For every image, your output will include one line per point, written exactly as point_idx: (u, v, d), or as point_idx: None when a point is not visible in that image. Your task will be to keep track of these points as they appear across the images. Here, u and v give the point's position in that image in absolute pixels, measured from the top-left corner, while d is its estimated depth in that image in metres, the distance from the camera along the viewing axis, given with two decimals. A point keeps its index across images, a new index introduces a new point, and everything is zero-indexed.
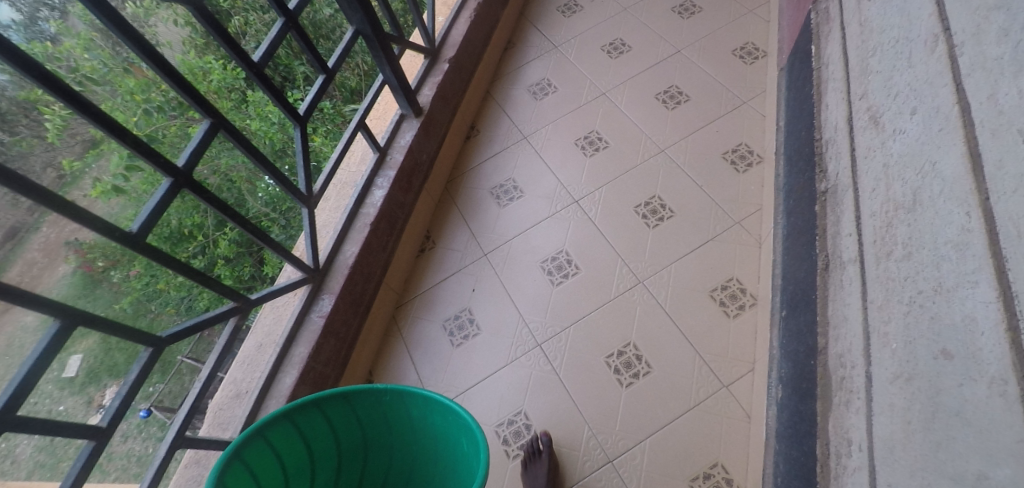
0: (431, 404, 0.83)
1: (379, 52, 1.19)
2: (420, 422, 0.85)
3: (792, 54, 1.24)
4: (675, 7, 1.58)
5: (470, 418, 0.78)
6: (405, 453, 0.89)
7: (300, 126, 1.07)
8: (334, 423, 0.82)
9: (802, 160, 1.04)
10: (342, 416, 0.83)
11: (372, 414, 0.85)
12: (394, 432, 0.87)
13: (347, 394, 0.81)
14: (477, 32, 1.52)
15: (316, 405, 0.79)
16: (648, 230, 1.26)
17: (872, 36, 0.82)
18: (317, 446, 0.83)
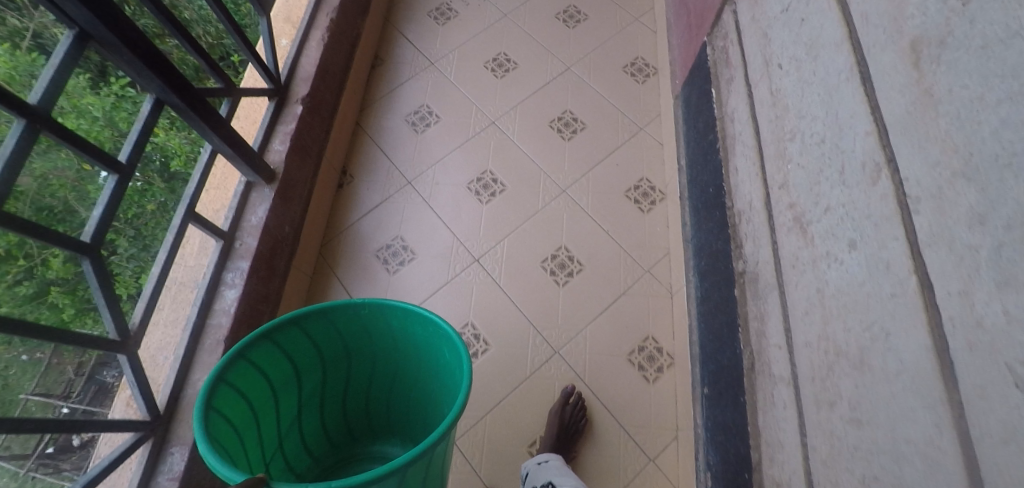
0: (408, 316, 0.84)
1: (198, 123, 0.87)
2: (399, 335, 0.88)
3: (687, 83, 1.14)
4: (559, 14, 1.42)
5: (448, 330, 0.80)
6: (386, 361, 0.92)
7: (90, 259, 0.77)
8: (316, 334, 0.84)
9: (711, 221, 0.97)
10: (323, 331, 0.84)
11: (350, 327, 0.87)
12: (373, 342, 0.89)
13: (324, 311, 0.81)
14: (335, 55, 1.23)
15: (296, 322, 0.80)
16: (557, 290, 1.14)
17: (790, 117, 0.74)
18: (301, 360, 0.85)
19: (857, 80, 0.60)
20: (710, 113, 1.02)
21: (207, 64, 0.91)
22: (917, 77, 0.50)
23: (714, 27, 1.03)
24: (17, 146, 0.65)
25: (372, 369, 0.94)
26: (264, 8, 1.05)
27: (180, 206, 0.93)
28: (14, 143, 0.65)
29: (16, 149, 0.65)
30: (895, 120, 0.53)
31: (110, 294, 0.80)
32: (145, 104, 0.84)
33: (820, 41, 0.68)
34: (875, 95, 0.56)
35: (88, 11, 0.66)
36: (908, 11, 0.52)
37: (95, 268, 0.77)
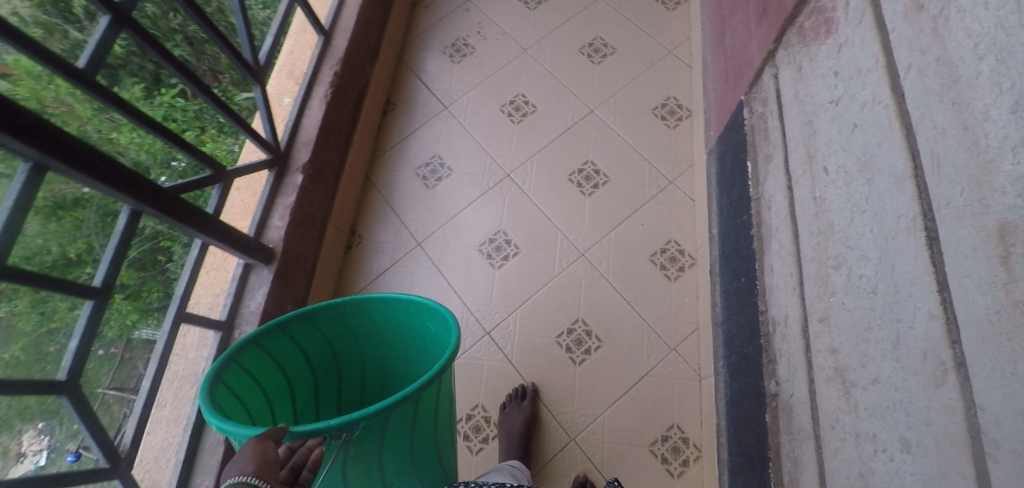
0: (392, 302, 0.74)
1: (183, 225, 0.80)
2: (387, 327, 0.77)
3: (723, 140, 1.01)
4: (583, 48, 1.30)
5: (434, 301, 0.70)
6: (378, 360, 0.81)
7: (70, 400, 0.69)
8: (303, 342, 0.72)
9: (744, 315, 0.85)
10: (309, 334, 0.73)
11: (337, 330, 0.75)
12: (363, 342, 0.78)
13: (309, 313, 0.71)
14: (340, 110, 1.17)
15: (279, 331, 0.68)
16: (574, 370, 1.04)
17: (835, 240, 0.62)
18: (291, 372, 0.72)
19: (922, 238, 0.48)
20: (745, 187, 0.89)
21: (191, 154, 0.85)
22: (1005, 279, 0.39)
23: (752, 86, 0.89)
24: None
25: (363, 380, 0.83)
26: (257, 77, 1.00)
27: (172, 307, 0.87)
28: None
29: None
30: (972, 320, 0.41)
31: (97, 431, 0.73)
32: (121, 217, 0.76)
33: (874, 163, 0.55)
34: (946, 270, 0.45)
35: (39, 150, 0.59)
36: (994, 182, 0.40)
37: (74, 407, 0.69)
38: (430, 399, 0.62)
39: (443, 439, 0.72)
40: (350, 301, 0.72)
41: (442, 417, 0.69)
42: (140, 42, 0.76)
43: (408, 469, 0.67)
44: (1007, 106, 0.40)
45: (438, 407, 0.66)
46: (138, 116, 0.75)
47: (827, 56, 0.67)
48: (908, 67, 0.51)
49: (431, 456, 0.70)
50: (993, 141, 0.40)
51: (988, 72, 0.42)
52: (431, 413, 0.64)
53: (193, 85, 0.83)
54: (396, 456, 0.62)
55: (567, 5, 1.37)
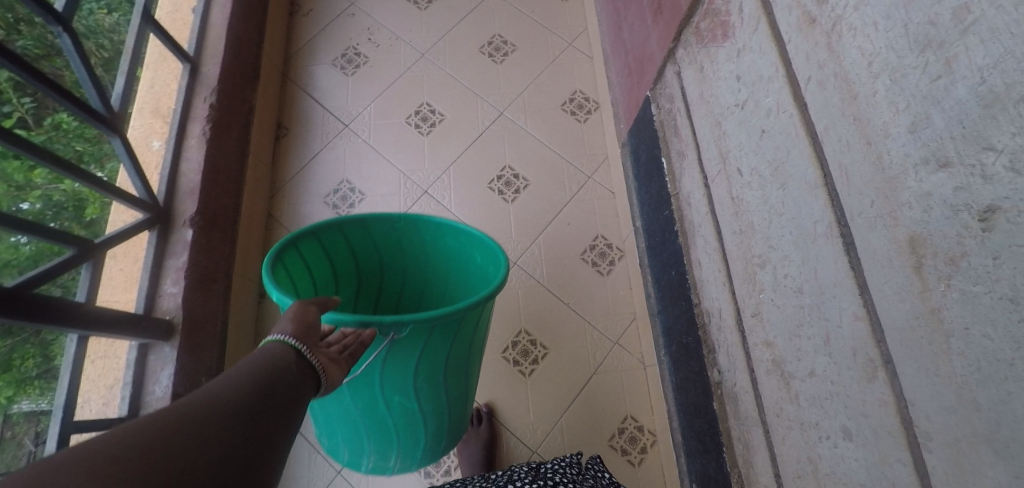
0: (442, 228, 0.77)
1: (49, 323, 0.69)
2: (431, 247, 0.81)
3: (634, 134, 1.04)
4: (483, 47, 1.26)
5: (483, 235, 0.74)
6: (416, 275, 0.85)
7: None
8: (355, 246, 0.77)
9: (679, 307, 0.89)
10: (362, 242, 0.77)
11: (387, 241, 0.80)
12: (406, 254, 0.82)
13: (367, 220, 0.75)
14: (225, 146, 1.05)
15: (340, 230, 0.74)
16: (525, 382, 1.04)
17: (757, 240, 0.65)
18: (338, 265, 0.77)
19: (839, 245, 0.51)
20: (663, 182, 0.92)
21: (43, 235, 0.71)
22: (920, 288, 0.42)
23: (656, 83, 0.91)
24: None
25: (401, 288, 0.87)
26: (113, 126, 0.86)
27: (52, 418, 0.74)
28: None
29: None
30: (894, 324, 0.45)
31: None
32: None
33: (785, 169, 0.58)
34: (864, 274, 0.48)
35: None
36: (901, 197, 0.43)
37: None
38: (473, 320, 0.65)
39: (472, 365, 0.75)
40: (406, 217, 0.76)
41: (474, 347, 0.71)
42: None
43: (438, 381, 0.69)
44: (905, 125, 0.42)
45: (475, 333, 0.69)
46: None
47: (726, 60, 0.69)
48: (808, 79, 0.53)
49: (458, 382, 0.73)
50: (895, 158, 0.43)
51: (884, 91, 0.44)
52: (470, 337, 0.67)
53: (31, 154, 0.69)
54: (428, 366, 0.66)
55: (459, 4, 1.32)
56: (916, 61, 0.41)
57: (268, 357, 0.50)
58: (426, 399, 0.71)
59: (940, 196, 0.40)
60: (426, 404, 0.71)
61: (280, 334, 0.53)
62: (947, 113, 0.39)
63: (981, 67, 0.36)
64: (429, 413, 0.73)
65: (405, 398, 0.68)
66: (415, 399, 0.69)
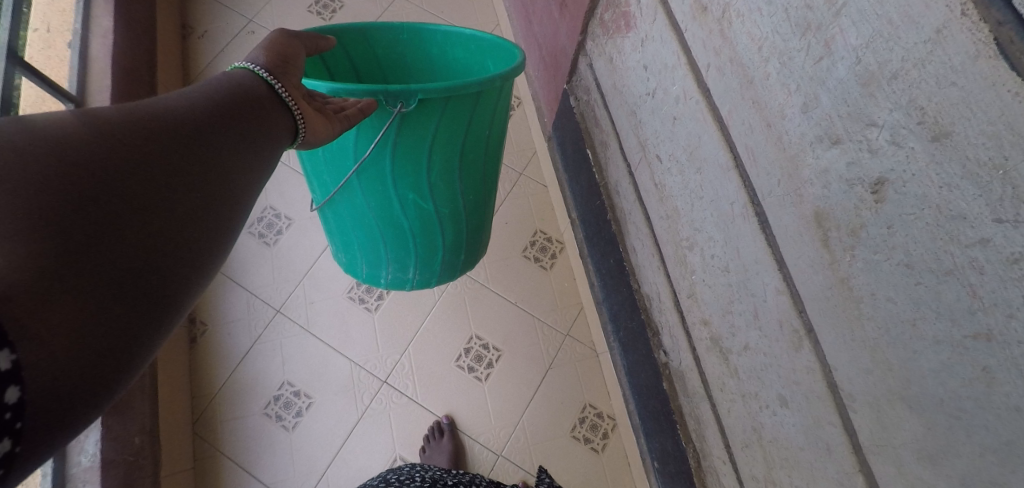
0: (448, 38, 0.72)
1: None
2: (434, 65, 0.77)
3: (558, 126, 1.04)
4: None
5: (491, 36, 0.68)
6: (419, 88, 0.81)
7: None
8: (356, 60, 0.74)
9: (621, 293, 0.91)
10: (363, 52, 0.73)
11: (389, 54, 0.75)
12: (408, 72, 0.78)
13: (368, 29, 0.70)
14: None
15: (340, 40, 0.69)
16: (482, 388, 1.03)
17: (683, 223, 0.66)
18: (340, 75, 0.74)
19: (755, 224, 0.53)
20: (591, 173, 0.93)
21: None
22: (829, 260, 0.44)
23: (571, 75, 0.91)
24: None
25: None
26: None
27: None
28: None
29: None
30: (810, 295, 0.47)
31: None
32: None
33: (700, 153, 0.59)
34: (780, 250, 0.50)
35: None
36: (803, 175, 0.45)
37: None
38: (496, 102, 0.63)
39: (489, 167, 0.73)
40: (407, 27, 0.71)
41: (496, 131, 0.69)
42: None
43: (455, 181, 0.69)
44: (798, 105, 0.44)
45: (493, 128, 0.67)
46: None
47: (632, 50, 0.69)
48: (708, 66, 0.55)
49: (478, 175, 0.72)
50: (794, 137, 0.45)
51: (776, 74, 0.46)
52: (499, 104, 0.64)
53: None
54: (447, 162, 0.65)
55: (365, 10, 1.27)
56: (800, 44, 0.43)
57: (231, 81, 0.47)
58: (450, 203, 0.72)
59: (836, 172, 0.41)
60: (449, 207, 0.72)
61: (249, 63, 0.49)
62: (833, 92, 0.40)
63: (856, 48, 0.37)
64: (447, 214, 0.74)
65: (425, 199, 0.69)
66: (433, 203, 0.70)
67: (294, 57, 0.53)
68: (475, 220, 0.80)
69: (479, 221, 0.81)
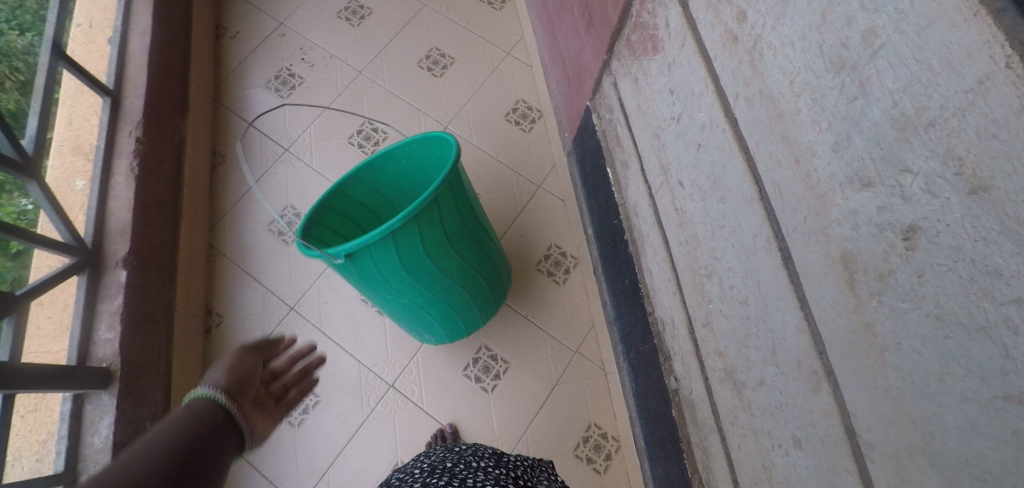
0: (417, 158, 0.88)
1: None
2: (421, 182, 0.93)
3: (578, 142, 1.03)
4: (421, 61, 1.23)
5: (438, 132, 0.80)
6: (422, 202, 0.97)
7: None
8: (364, 199, 0.91)
9: (634, 315, 0.90)
10: (363, 193, 0.89)
11: (387, 186, 0.92)
12: (405, 194, 0.94)
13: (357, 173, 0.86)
14: (159, 177, 0.99)
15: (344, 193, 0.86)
16: (488, 398, 1.03)
17: (702, 251, 0.65)
18: (360, 218, 0.92)
19: (778, 259, 0.51)
20: (610, 192, 0.92)
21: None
22: (855, 303, 0.43)
23: (594, 93, 0.90)
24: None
25: None
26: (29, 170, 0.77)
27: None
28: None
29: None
30: (832, 337, 0.46)
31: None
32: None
33: (723, 183, 0.58)
34: (802, 287, 0.49)
35: None
36: (831, 214, 0.44)
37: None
38: (458, 193, 0.76)
39: (479, 241, 0.85)
40: (383, 164, 0.88)
41: (470, 213, 0.81)
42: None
43: (457, 253, 0.80)
44: (829, 143, 0.43)
45: (466, 212, 0.79)
46: None
47: (659, 73, 0.69)
48: (736, 96, 0.54)
49: (471, 253, 0.83)
50: (823, 176, 0.44)
51: (806, 110, 0.45)
52: (461, 194, 0.77)
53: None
54: (439, 251, 0.76)
55: (393, 17, 1.28)
56: (832, 82, 0.42)
57: (193, 416, 0.47)
58: (447, 282, 0.82)
59: (866, 214, 0.40)
60: (450, 283, 0.83)
61: (211, 389, 0.50)
62: (866, 134, 0.39)
63: (892, 91, 0.36)
64: (463, 280, 0.85)
65: (427, 285, 0.80)
66: (438, 283, 0.81)
67: (247, 371, 0.55)
68: (480, 286, 0.91)
69: (485, 286, 0.92)
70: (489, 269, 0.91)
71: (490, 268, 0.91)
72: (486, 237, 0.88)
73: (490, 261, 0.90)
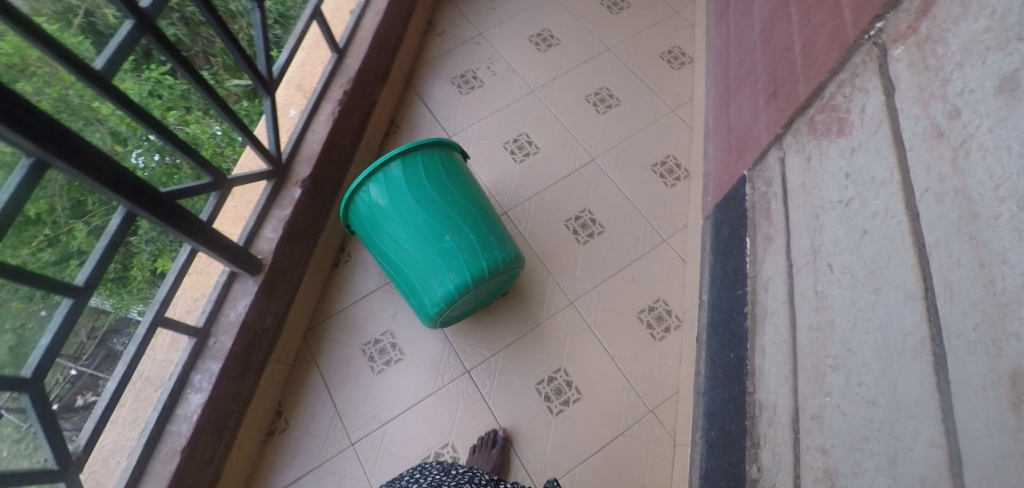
0: None
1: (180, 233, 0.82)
2: None
3: (719, 208, 1.03)
4: (590, 96, 1.30)
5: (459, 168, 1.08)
6: None
7: (35, 399, 0.69)
8: None
9: (729, 392, 0.86)
10: None
11: None
12: None
13: None
14: (344, 128, 1.16)
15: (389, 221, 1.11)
16: (550, 420, 1.03)
17: (834, 340, 0.62)
18: None
19: (929, 363, 0.48)
20: (741, 262, 0.90)
21: (196, 163, 0.86)
22: (1015, 426, 0.39)
23: (755, 164, 0.90)
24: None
25: None
26: (268, 87, 0.99)
27: (137, 327, 0.84)
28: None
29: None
30: (974, 458, 0.42)
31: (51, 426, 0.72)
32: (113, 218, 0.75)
33: (882, 274, 0.56)
34: (951, 399, 0.45)
35: (37, 145, 0.60)
36: (1008, 326, 0.41)
37: (33, 402, 0.68)
38: (451, 168, 1.04)
39: (454, 211, 0.99)
40: None
41: (454, 191, 1.01)
42: (158, 50, 0.75)
43: (454, 197, 1.00)
44: None
45: (456, 188, 1.02)
46: (156, 126, 0.76)
47: (838, 155, 0.68)
48: (925, 190, 0.52)
49: (452, 208, 0.99)
50: (1010, 285, 0.41)
51: (1008, 216, 0.42)
52: (455, 172, 1.04)
53: (205, 92, 0.84)
54: (408, 196, 0.97)
55: (579, 51, 1.35)
56: None
57: None
58: (440, 216, 0.98)
59: None
60: (414, 231, 0.97)
61: None
62: None
63: None
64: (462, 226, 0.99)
65: (422, 217, 0.97)
66: (403, 226, 0.98)
67: None
68: (450, 251, 0.97)
69: (457, 255, 0.97)
70: (464, 240, 0.98)
71: (466, 240, 0.98)
72: (471, 219, 1.00)
73: (467, 235, 0.98)
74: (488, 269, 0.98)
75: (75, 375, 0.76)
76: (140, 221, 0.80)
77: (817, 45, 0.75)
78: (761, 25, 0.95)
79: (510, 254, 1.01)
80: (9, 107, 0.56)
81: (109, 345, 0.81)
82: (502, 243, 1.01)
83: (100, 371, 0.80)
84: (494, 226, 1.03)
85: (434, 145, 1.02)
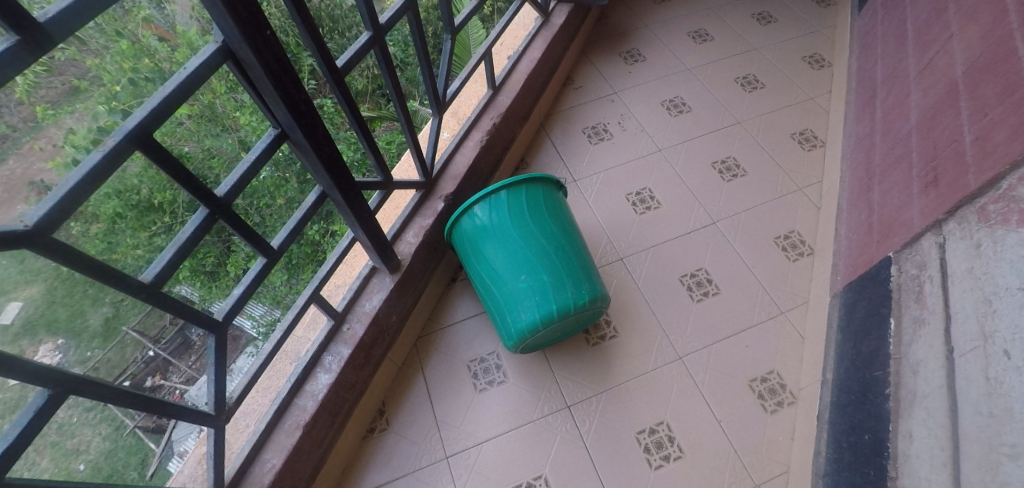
0: None
1: (351, 216, 0.91)
2: None
3: (854, 288, 1.03)
4: (717, 163, 1.35)
5: (554, 199, 1.08)
6: None
7: (217, 336, 0.79)
8: None
9: (863, 475, 0.83)
10: None
11: None
12: None
13: None
14: (486, 157, 1.25)
15: None
16: (648, 473, 1.00)
17: (1012, 427, 0.60)
18: None
19: None
20: (883, 343, 0.88)
21: (376, 160, 0.97)
22: None
23: (904, 246, 0.90)
24: (192, 234, 0.68)
25: None
26: (439, 108, 1.13)
27: (278, 329, 0.92)
28: (190, 232, 0.68)
29: (190, 237, 0.68)
30: None
31: (220, 371, 0.82)
32: (309, 197, 0.89)
33: None
34: None
35: (292, 117, 0.70)
36: None
37: (217, 344, 0.80)
38: (536, 202, 1.04)
39: (530, 250, 1.01)
40: None
41: (534, 227, 1.02)
42: (380, 60, 0.91)
43: (536, 238, 1.01)
44: None
45: (539, 227, 1.03)
46: (354, 113, 0.87)
47: (1018, 244, 0.67)
48: None
49: (531, 251, 1.01)
50: None
51: None
52: (541, 207, 1.04)
53: (397, 100, 0.98)
54: (496, 237, 1.02)
55: (708, 121, 1.43)
56: None
57: None
58: (519, 259, 1.00)
59: None
60: (496, 268, 1.02)
61: None
62: None
63: None
64: (540, 269, 1.00)
65: (505, 259, 1.01)
66: (489, 262, 1.03)
67: None
68: (523, 292, 1.00)
69: (530, 295, 0.99)
70: (538, 281, 0.99)
71: (541, 282, 0.99)
72: (547, 257, 1.00)
73: (541, 276, 0.99)
74: (560, 312, 0.99)
75: (151, 357, 0.77)
76: (327, 199, 0.90)
77: (994, 138, 0.77)
78: (917, 117, 0.99)
79: (584, 296, 1.00)
80: (287, 83, 0.67)
81: (186, 335, 0.83)
82: (577, 284, 1.01)
83: (173, 357, 0.81)
84: (572, 263, 1.02)
85: (516, 181, 1.03)
